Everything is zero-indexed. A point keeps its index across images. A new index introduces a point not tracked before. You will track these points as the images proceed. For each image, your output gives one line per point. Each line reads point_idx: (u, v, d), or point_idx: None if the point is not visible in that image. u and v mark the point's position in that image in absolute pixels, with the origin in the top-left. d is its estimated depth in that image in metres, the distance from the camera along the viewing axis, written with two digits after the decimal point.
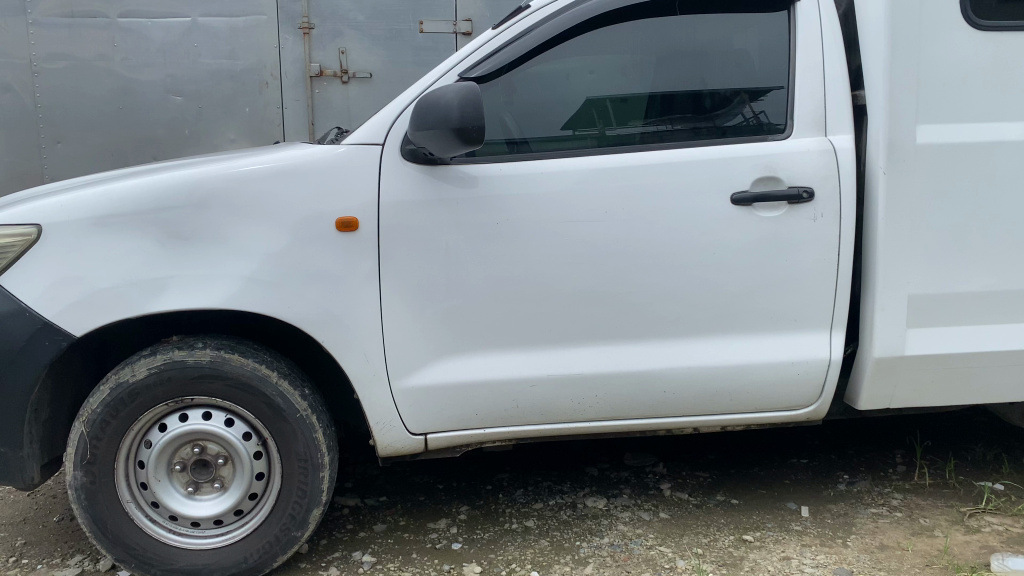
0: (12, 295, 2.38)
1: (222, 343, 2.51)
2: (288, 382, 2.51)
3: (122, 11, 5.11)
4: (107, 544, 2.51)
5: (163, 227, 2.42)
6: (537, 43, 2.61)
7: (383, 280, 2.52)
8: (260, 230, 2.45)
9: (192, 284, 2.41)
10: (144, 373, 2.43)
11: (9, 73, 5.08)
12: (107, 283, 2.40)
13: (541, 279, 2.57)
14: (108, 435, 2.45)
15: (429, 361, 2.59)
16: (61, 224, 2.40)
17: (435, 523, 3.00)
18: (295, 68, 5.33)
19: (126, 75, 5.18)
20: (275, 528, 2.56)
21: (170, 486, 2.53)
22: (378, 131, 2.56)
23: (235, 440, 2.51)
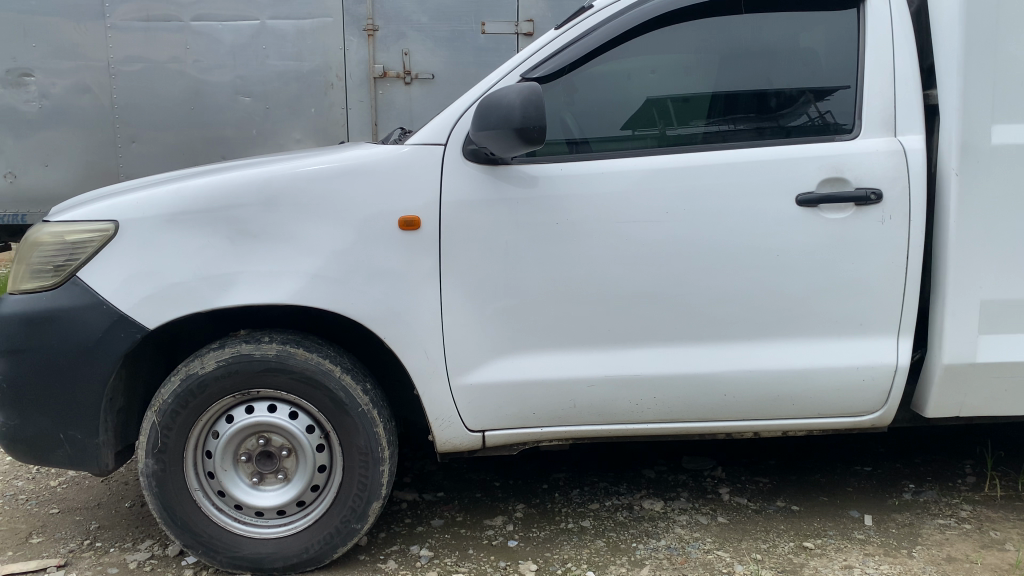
0: (91, 288, 2.47)
1: (288, 338, 2.58)
2: (351, 377, 2.56)
3: (194, 14, 5.15)
4: (175, 531, 2.59)
5: (233, 225, 2.50)
6: (599, 43, 2.61)
7: (443, 279, 2.55)
8: (325, 227, 2.51)
9: (260, 280, 2.48)
10: (213, 365, 2.51)
11: (87, 75, 5.14)
12: (180, 278, 2.48)
13: (601, 280, 2.57)
14: (178, 425, 2.53)
15: (488, 360, 2.61)
16: (138, 222, 2.49)
17: (492, 520, 3.03)
18: (360, 69, 5.34)
19: (198, 76, 5.21)
20: (335, 520, 2.61)
21: (236, 476, 2.61)
22: (440, 131, 2.59)
23: (298, 433, 2.57)
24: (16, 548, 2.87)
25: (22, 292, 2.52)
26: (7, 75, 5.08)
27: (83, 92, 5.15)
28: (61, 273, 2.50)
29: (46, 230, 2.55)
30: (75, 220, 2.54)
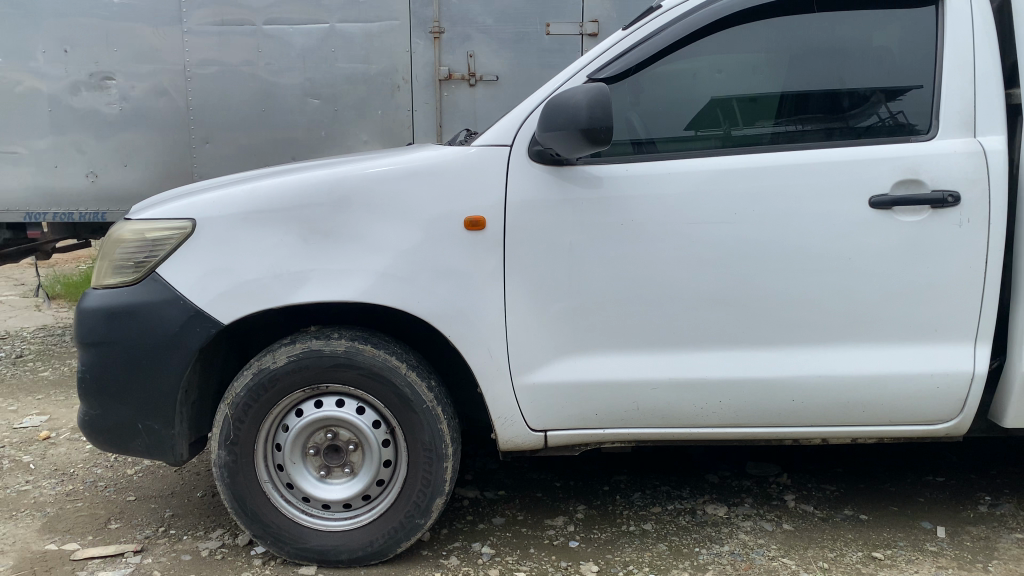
0: (170, 284, 2.56)
1: (356, 334, 2.63)
2: (416, 374, 2.60)
3: (267, 18, 5.27)
4: (245, 521, 2.67)
5: (305, 224, 2.56)
6: (667, 43, 2.60)
7: (508, 278, 2.57)
8: (394, 227, 2.55)
9: (330, 278, 2.54)
10: (284, 360, 2.58)
11: (165, 78, 5.30)
12: (253, 275, 2.55)
13: (666, 281, 2.55)
14: (250, 418, 2.60)
15: (552, 359, 2.62)
16: (215, 220, 2.58)
17: (553, 520, 3.03)
18: (425, 71, 5.36)
19: (270, 79, 5.33)
20: (400, 515, 2.65)
21: (305, 469, 2.67)
22: (507, 132, 2.61)
23: (365, 427, 2.62)
24: (96, 533, 2.99)
25: (105, 287, 2.62)
26: (90, 78, 5.29)
27: (161, 95, 5.32)
28: (141, 269, 2.59)
29: (127, 228, 2.65)
30: (156, 218, 2.63)
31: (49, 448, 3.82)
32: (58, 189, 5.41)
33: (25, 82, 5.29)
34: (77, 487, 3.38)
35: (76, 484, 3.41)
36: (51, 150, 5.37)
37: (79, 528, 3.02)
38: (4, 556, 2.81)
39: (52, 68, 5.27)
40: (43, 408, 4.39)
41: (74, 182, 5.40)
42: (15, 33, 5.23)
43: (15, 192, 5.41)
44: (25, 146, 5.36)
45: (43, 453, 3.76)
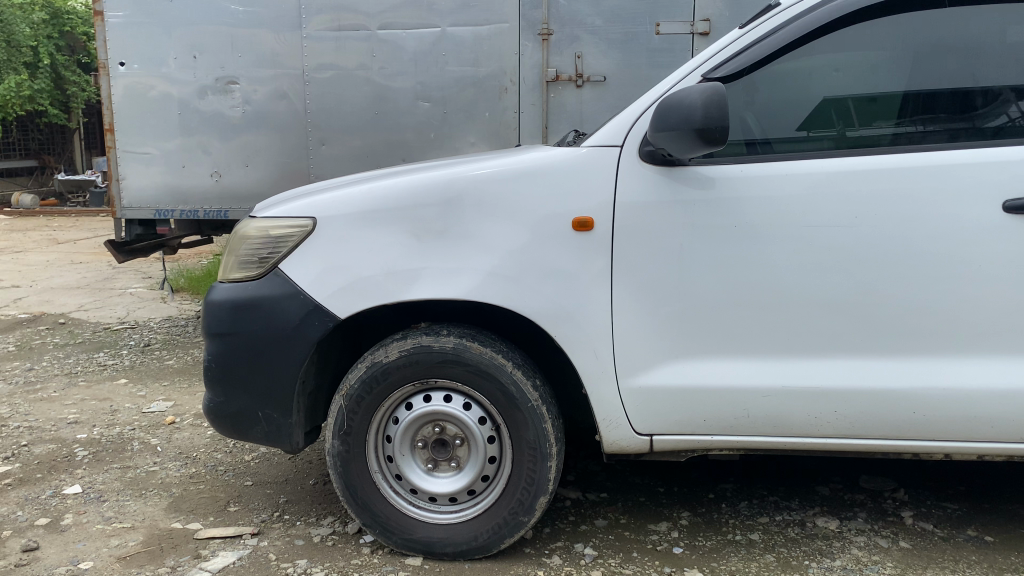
0: (290, 279, 2.68)
1: (464, 331, 2.68)
2: (522, 373, 2.63)
3: (381, 23, 5.41)
4: (356, 509, 2.76)
5: (417, 223, 2.62)
6: (786, 42, 2.53)
7: (617, 279, 2.55)
8: (504, 227, 2.58)
9: (441, 276, 2.59)
10: (395, 355, 2.66)
11: (284, 82, 5.52)
12: (368, 271, 2.64)
13: (780, 285, 2.49)
14: (362, 409, 2.69)
15: (660, 362, 2.58)
16: (334, 219, 2.68)
17: (656, 525, 3.00)
18: (533, 73, 5.37)
19: (382, 82, 5.47)
20: (504, 511, 2.68)
21: (413, 462, 2.73)
22: (618, 132, 2.60)
23: (471, 423, 2.66)
24: (216, 514, 3.15)
25: (231, 281, 2.76)
26: (216, 82, 5.58)
27: (280, 98, 5.55)
28: (264, 265, 2.72)
29: (252, 225, 2.78)
30: (279, 216, 2.76)
31: (174, 432, 4.05)
32: (185, 188, 5.73)
33: (158, 87, 5.63)
34: (200, 470, 3.57)
35: (199, 467, 3.60)
36: (180, 150, 5.69)
37: (201, 509, 3.19)
38: (135, 531, 3.00)
39: (182, 73, 5.59)
40: (169, 394, 4.66)
41: (200, 181, 5.71)
42: (151, 40, 5.58)
43: (148, 190, 5.77)
44: (156, 147, 5.71)
45: (169, 437, 3.98)
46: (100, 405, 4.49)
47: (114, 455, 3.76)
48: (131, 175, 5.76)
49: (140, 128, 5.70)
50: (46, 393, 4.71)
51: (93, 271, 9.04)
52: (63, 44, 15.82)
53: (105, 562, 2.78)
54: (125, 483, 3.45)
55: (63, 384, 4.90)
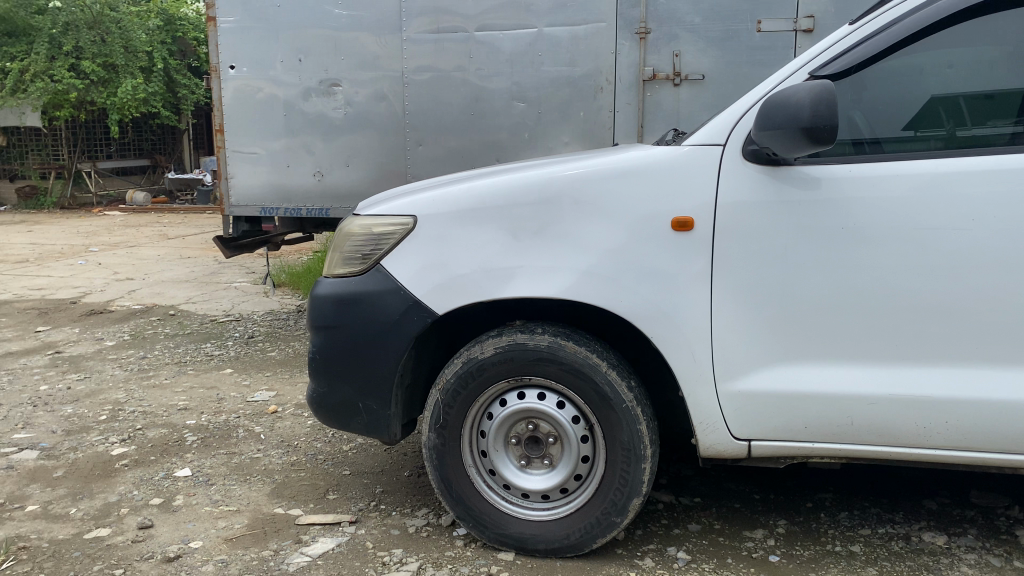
0: (391, 275, 2.75)
1: (559, 330, 2.69)
2: (617, 373, 2.62)
3: (479, 25, 5.48)
4: (450, 501, 2.81)
5: (515, 221, 2.65)
6: (900, 37, 2.44)
7: (716, 280, 2.52)
8: (602, 227, 2.58)
9: (538, 274, 2.61)
10: (491, 351, 2.69)
11: (384, 83, 5.66)
12: (466, 269, 2.68)
13: (887, 289, 2.40)
14: (458, 403, 2.74)
15: (760, 366, 2.53)
16: (434, 217, 2.73)
17: (752, 533, 2.94)
18: (630, 72, 5.32)
19: (479, 83, 5.52)
20: (596, 511, 2.67)
21: (506, 458, 2.76)
22: (720, 131, 2.56)
23: (564, 422, 2.67)
24: (316, 501, 3.26)
25: (335, 276, 2.85)
26: (319, 85, 5.76)
27: (379, 99, 5.68)
28: (367, 262, 2.80)
29: (356, 223, 2.86)
30: (381, 214, 2.83)
31: (276, 421, 4.20)
32: (288, 186, 5.93)
33: (265, 89, 5.86)
34: (300, 458, 3.70)
35: (299, 456, 3.72)
36: (284, 150, 5.89)
37: (302, 496, 3.30)
38: (241, 514, 3.13)
39: (288, 76, 5.80)
40: (271, 384, 4.85)
41: (303, 180, 5.90)
42: (259, 45, 5.82)
43: (254, 188, 6.00)
44: (262, 147, 5.94)
45: (272, 425, 4.14)
46: (207, 393, 4.70)
47: (221, 441, 3.93)
48: (238, 174, 6.02)
49: (248, 129, 5.94)
50: (158, 380, 4.97)
51: (201, 266, 9.47)
52: (176, 49, 16.64)
53: (213, 542, 2.92)
54: (231, 468, 3.60)
55: (174, 372, 5.15)
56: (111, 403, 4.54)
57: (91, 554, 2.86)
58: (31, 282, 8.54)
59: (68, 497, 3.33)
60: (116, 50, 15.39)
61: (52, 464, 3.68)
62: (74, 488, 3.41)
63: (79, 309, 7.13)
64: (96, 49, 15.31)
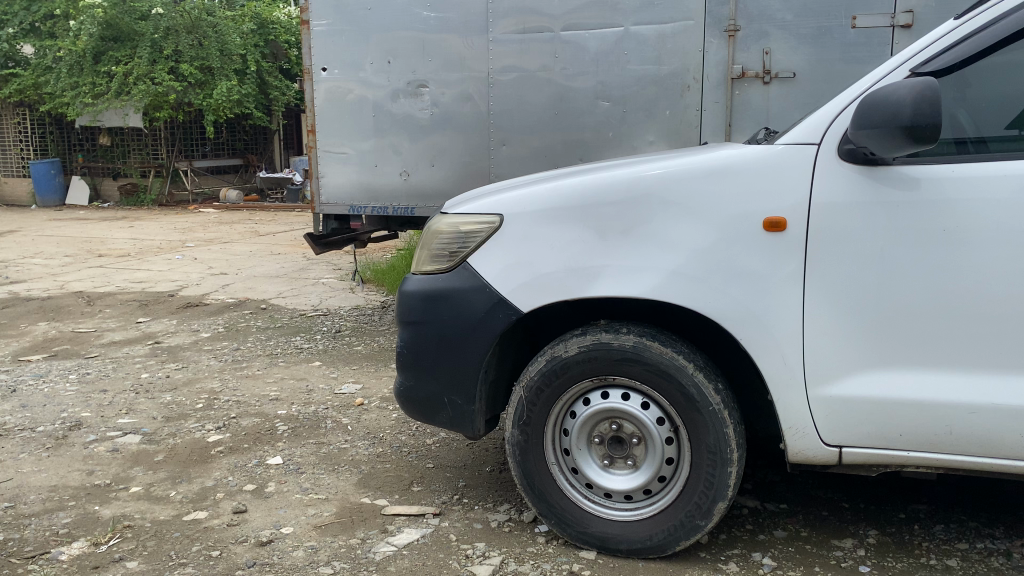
0: (477, 272, 2.79)
1: (644, 331, 2.68)
2: (703, 375, 2.60)
3: (565, 24, 5.49)
4: (533, 498, 2.83)
5: (602, 221, 2.65)
6: (1008, 32, 2.35)
7: (808, 282, 2.47)
8: (690, 227, 2.56)
9: (624, 274, 2.60)
10: (575, 350, 2.70)
11: (470, 83, 5.72)
12: (552, 268, 2.69)
13: (991, 294, 2.31)
14: (541, 401, 2.76)
15: (853, 371, 2.47)
16: (521, 215, 2.76)
17: (841, 542, 2.87)
18: (718, 70, 5.24)
19: (564, 83, 5.53)
20: (680, 514, 2.65)
21: (589, 457, 2.76)
22: (815, 131, 2.50)
23: (649, 423, 2.65)
24: (401, 492, 3.33)
25: (423, 273, 2.91)
26: (407, 86, 5.87)
27: (465, 99, 5.74)
28: (454, 259, 2.84)
29: (444, 221, 2.91)
30: (468, 212, 2.87)
31: (362, 413, 4.31)
32: (376, 185, 6.06)
33: (355, 90, 6.00)
34: (386, 450, 3.79)
35: (385, 447, 3.81)
36: (373, 150, 6.02)
37: (388, 486, 3.38)
38: (329, 503, 3.23)
39: (377, 77, 5.93)
40: (358, 377, 4.98)
41: (390, 179, 6.01)
42: (350, 47, 5.96)
43: (343, 187, 6.16)
44: (351, 147, 6.08)
45: (358, 417, 4.24)
46: (297, 384, 4.86)
47: (310, 431, 4.06)
48: (329, 173, 6.18)
49: (338, 129, 6.10)
50: (251, 371, 5.16)
51: (290, 262, 9.76)
52: (268, 52, 17.24)
53: (303, 529, 3.02)
54: (320, 457, 3.71)
55: (266, 363, 5.34)
56: (207, 392, 4.74)
57: (190, 535, 2.99)
58: (134, 276, 8.96)
59: (168, 480, 3.49)
60: (212, 53, 16.05)
61: (153, 449, 3.86)
62: (173, 472, 3.58)
63: (177, 302, 7.45)
64: (194, 53, 15.98)
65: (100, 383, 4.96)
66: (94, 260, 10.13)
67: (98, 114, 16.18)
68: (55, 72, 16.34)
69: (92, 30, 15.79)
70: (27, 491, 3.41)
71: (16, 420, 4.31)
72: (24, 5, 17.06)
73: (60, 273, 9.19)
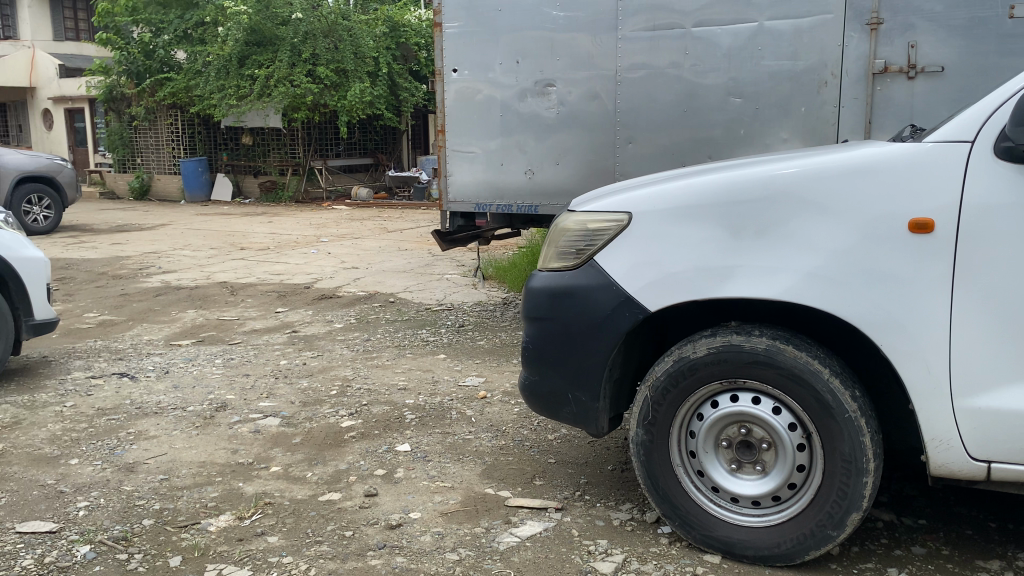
0: (605, 271, 2.79)
1: (777, 334, 2.63)
2: (840, 382, 2.53)
3: (696, 21, 5.41)
4: (657, 498, 2.82)
5: (735, 220, 2.61)
6: None
7: (957, 286, 2.35)
8: (829, 228, 2.49)
9: (757, 275, 2.55)
10: (704, 351, 2.67)
11: (598, 82, 5.71)
12: (682, 267, 2.66)
13: None
14: (667, 402, 2.74)
15: (1003, 381, 2.34)
16: (651, 214, 2.75)
17: (986, 563, 2.71)
18: (858, 66, 5.03)
19: (694, 79, 5.45)
20: (811, 522, 2.58)
21: (715, 461, 2.70)
22: (968, 128, 2.39)
23: (780, 428, 2.59)
24: (523, 485, 3.39)
25: (550, 270, 2.93)
26: (535, 85, 5.92)
27: (592, 98, 5.74)
28: (582, 257, 2.86)
29: (571, 218, 2.93)
30: (597, 210, 2.88)
31: (486, 406, 4.40)
32: (502, 183, 6.15)
33: (484, 90, 6.11)
34: (508, 443, 3.85)
35: (507, 440, 3.88)
36: (499, 149, 6.11)
37: (511, 479, 3.44)
38: (455, 491, 3.32)
39: (506, 77, 6.02)
40: (481, 371, 5.08)
41: (515, 178, 6.08)
42: (481, 48, 6.08)
43: (470, 185, 6.28)
44: (479, 147, 6.19)
45: (482, 410, 4.34)
46: (423, 375, 5.01)
47: (437, 421, 4.18)
48: (456, 172, 6.31)
49: (467, 129, 6.22)
50: (381, 361, 5.36)
51: (417, 258, 10.05)
52: (399, 54, 17.83)
53: (430, 515, 3.12)
54: (446, 447, 3.82)
55: (394, 354, 5.53)
56: (340, 379, 4.96)
57: (326, 514, 3.15)
58: (272, 268, 9.46)
59: (305, 462, 3.68)
60: (346, 56, 16.76)
61: (291, 431, 4.08)
62: (309, 454, 3.77)
63: (312, 293, 7.82)
64: (329, 56, 16.72)
65: (243, 368, 5.28)
66: (237, 253, 10.76)
67: (242, 115, 17.12)
68: (205, 76, 17.41)
69: (239, 35, 16.75)
70: (179, 465, 3.68)
71: (169, 399, 4.65)
72: (178, 13, 18.25)
73: (207, 264, 9.80)
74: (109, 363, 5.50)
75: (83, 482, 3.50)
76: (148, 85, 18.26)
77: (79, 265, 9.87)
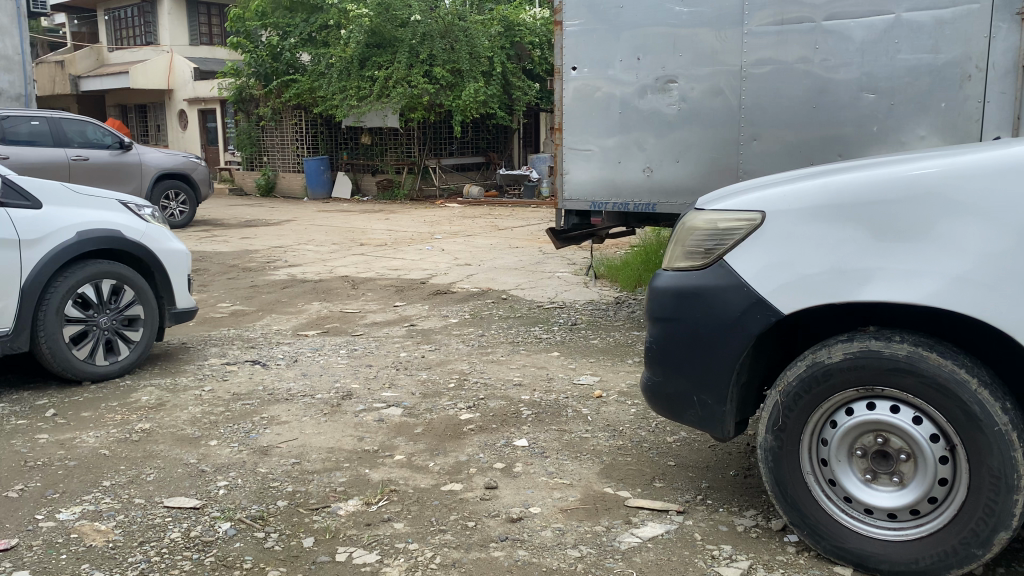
0: (735, 271, 2.73)
1: (920, 341, 2.52)
2: (988, 393, 2.40)
3: (829, 13, 5.22)
4: (785, 506, 2.75)
5: (877, 221, 2.51)
6: None
7: None
8: (980, 230, 2.37)
9: (900, 278, 2.44)
10: (839, 357, 2.59)
11: (722, 78, 5.58)
12: (817, 269, 2.58)
13: None
14: (799, 408, 2.67)
15: None
16: (785, 213, 2.67)
17: None
18: (1008, 58, 4.77)
19: (824, 74, 5.26)
20: (953, 540, 2.44)
21: (849, 470, 2.60)
22: None
23: (921, 439, 2.47)
24: (643, 486, 3.36)
25: (676, 269, 2.89)
26: (656, 82, 5.82)
27: (716, 94, 5.61)
28: (711, 256, 2.81)
29: (699, 217, 2.87)
30: (727, 208, 2.83)
31: (601, 405, 4.39)
32: (620, 181, 6.08)
33: (604, 88, 6.03)
34: (626, 443, 3.84)
35: (625, 440, 3.86)
36: (617, 147, 6.03)
37: (630, 479, 3.43)
38: (573, 488, 3.34)
39: (626, 74, 5.93)
40: (596, 369, 5.08)
41: (633, 176, 6.01)
42: (601, 45, 5.99)
43: (586, 184, 6.22)
44: (596, 145, 6.11)
45: (597, 409, 4.33)
46: (538, 372, 5.05)
47: (553, 418, 4.20)
48: (573, 170, 6.25)
49: (585, 127, 6.14)
50: (496, 357, 5.43)
51: (528, 255, 10.12)
52: (513, 53, 18.01)
53: (550, 510, 3.14)
54: (563, 444, 3.84)
55: (509, 350, 5.59)
56: (457, 373, 5.06)
57: (448, 504, 3.22)
58: (391, 263, 9.72)
59: (427, 451, 3.78)
60: (462, 56, 17.06)
61: (413, 422, 4.19)
62: (431, 444, 3.86)
63: (428, 289, 7.99)
64: (446, 56, 17.06)
65: (366, 359, 5.46)
66: (356, 248, 11.13)
67: (362, 115, 17.62)
68: (327, 78, 18.02)
69: (360, 37, 17.27)
70: (310, 450, 3.85)
71: (298, 387, 4.86)
72: (304, 17, 18.96)
73: (329, 258, 10.18)
74: (242, 350, 5.79)
75: (222, 462, 3.70)
76: (275, 86, 19.09)
77: (213, 257, 10.44)
